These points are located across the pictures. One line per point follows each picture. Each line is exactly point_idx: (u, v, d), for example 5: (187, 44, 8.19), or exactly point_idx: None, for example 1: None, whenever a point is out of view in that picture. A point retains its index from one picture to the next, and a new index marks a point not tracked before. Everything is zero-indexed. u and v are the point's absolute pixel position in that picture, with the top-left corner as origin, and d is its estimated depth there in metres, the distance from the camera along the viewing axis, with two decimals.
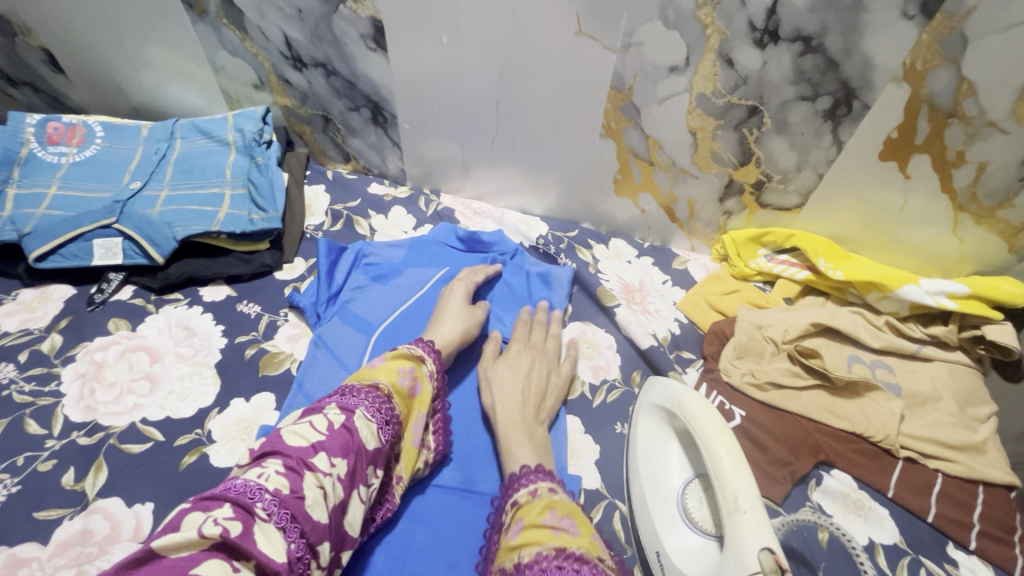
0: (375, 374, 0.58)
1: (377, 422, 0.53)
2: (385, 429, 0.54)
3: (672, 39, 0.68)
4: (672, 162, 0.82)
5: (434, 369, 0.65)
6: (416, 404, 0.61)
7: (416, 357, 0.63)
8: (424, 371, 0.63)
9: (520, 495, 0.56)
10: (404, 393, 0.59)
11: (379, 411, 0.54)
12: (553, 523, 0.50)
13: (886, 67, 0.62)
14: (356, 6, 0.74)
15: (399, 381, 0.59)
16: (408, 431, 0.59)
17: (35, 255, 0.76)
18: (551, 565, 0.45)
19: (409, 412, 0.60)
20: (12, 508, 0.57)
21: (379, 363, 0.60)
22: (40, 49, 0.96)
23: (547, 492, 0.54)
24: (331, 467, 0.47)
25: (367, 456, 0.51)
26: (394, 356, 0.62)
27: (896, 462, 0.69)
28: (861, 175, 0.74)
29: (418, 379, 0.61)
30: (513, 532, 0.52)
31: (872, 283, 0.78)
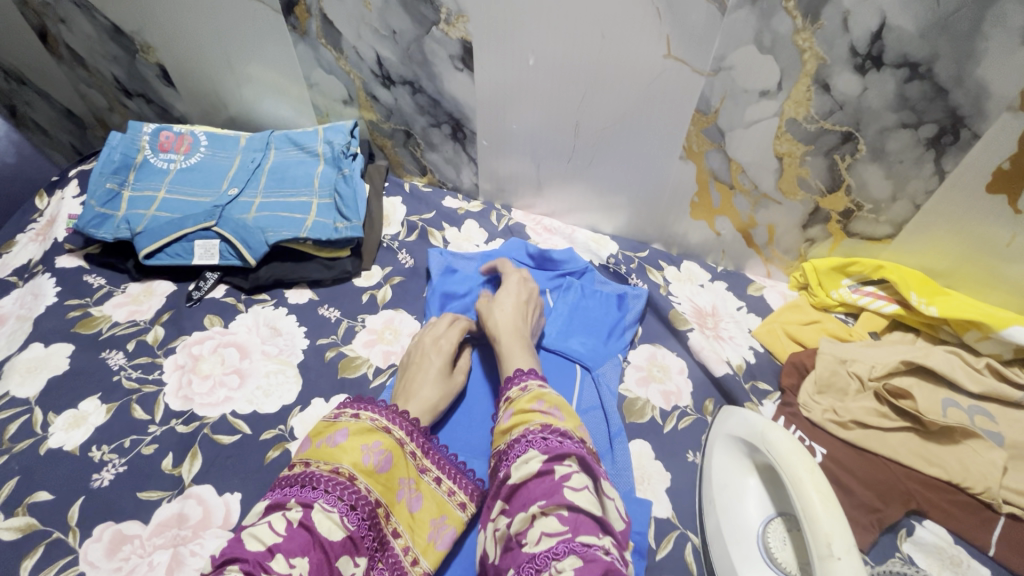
0: (338, 455, 0.56)
1: (340, 511, 0.52)
2: (352, 514, 0.52)
3: (766, 63, 0.67)
4: (755, 186, 0.80)
5: (402, 432, 0.61)
6: (396, 471, 0.58)
7: (381, 428, 0.60)
8: (393, 440, 0.60)
9: (512, 391, 0.63)
10: (374, 470, 0.56)
11: (340, 498, 0.52)
12: (542, 409, 0.59)
13: (1002, 95, 0.59)
14: (448, 28, 0.78)
15: (364, 459, 0.56)
16: (398, 501, 0.58)
17: (145, 252, 0.82)
18: (537, 436, 0.55)
19: (388, 483, 0.57)
20: (119, 486, 0.62)
21: (341, 439, 0.57)
22: (156, 64, 1.05)
23: (536, 387, 0.62)
24: (289, 568, 0.47)
25: (335, 548, 0.50)
26: (359, 430, 0.59)
27: (998, 518, 0.64)
28: (964, 207, 0.70)
29: (387, 453, 0.58)
30: (505, 417, 0.60)
31: (971, 321, 0.73)
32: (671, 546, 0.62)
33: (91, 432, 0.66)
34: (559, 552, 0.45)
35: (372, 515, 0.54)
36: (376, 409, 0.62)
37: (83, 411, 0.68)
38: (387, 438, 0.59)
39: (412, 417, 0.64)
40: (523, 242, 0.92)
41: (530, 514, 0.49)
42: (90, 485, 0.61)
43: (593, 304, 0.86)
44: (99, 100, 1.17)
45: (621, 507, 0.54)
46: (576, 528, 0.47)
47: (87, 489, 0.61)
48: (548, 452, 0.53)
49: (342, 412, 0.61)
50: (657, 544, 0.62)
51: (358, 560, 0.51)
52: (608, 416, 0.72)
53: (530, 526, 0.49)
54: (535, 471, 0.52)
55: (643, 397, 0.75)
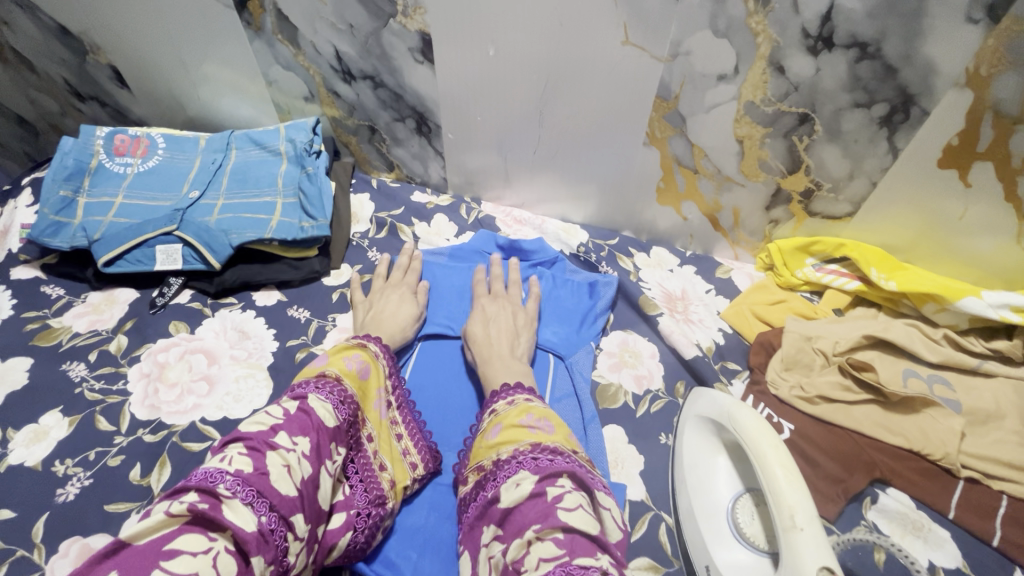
0: (323, 365, 0.61)
1: (332, 402, 0.56)
2: (341, 406, 0.57)
3: (722, 48, 0.67)
4: (718, 170, 0.81)
5: (379, 350, 0.69)
6: (373, 382, 0.65)
7: (358, 344, 0.67)
8: (370, 354, 0.67)
9: (498, 406, 0.64)
10: (356, 375, 0.63)
11: (332, 393, 0.57)
12: (530, 423, 0.59)
13: (949, 73, 0.61)
14: (405, 20, 0.76)
15: (347, 366, 0.62)
16: (371, 409, 0.63)
17: (104, 260, 0.80)
18: (527, 457, 0.55)
19: (366, 390, 0.63)
20: (85, 499, 0.60)
21: (323, 359, 0.63)
22: (107, 66, 1.01)
23: (523, 400, 0.63)
24: (293, 444, 0.50)
25: (329, 433, 0.54)
26: (338, 349, 0.65)
27: (957, 482, 0.67)
28: (918, 183, 0.72)
29: (366, 364, 0.65)
30: (493, 433, 0.60)
31: (928, 294, 0.75)
32: (646, 528, 0.63)
33: (54, 446, 0.64)
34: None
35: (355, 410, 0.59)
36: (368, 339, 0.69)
37: (44, 426, 0.66)
38: (367, 353, 0.67)
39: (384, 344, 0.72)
40: (493, 235, 0.92)
41: (526, 539, 0.48)
42: (54, 500, 0.60)
43: (566, 296, 0.86)
44: (50, 104, 1.13)
45: (618, 517, 0.53)
46: (572, 551, 0.45)
47: (51, 504, 0.60)
48: (539, 471, 0.53)
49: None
50: (632, 526, 0.63)
51: (341, 449, 0.56)
52: (582, 402, 0.73)
53: (527, 553, 0.47)
54: (528, 493, 0.51)
55: (616, 382, 0.76)
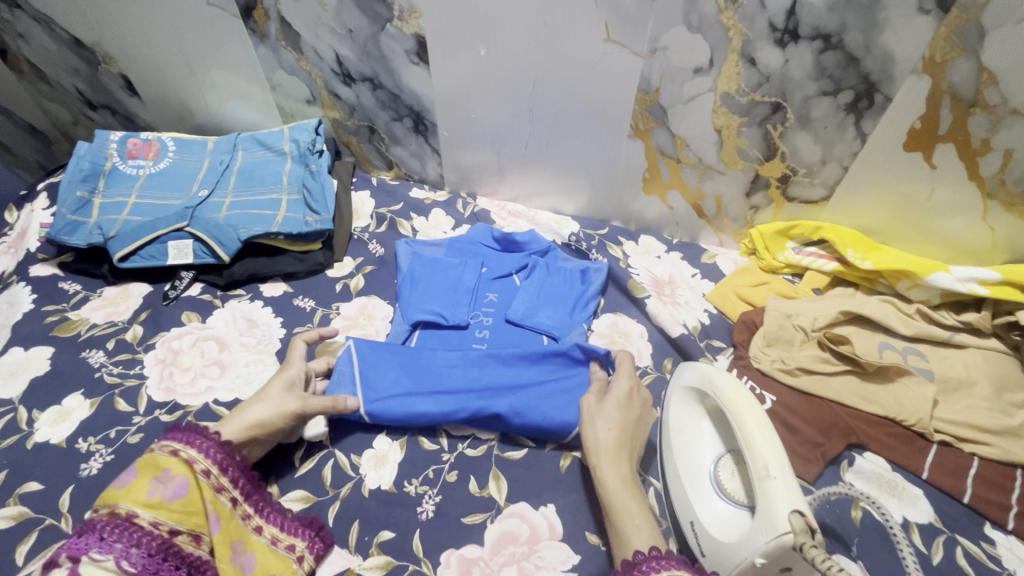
0: (119, 498, 0.50)
1: (119, 554, 0.46)
2: (135, 553, 0.47)
3: (696, 42, 0.72)
4: (699, 158, 0.85)
5: (193, 452, 0.55)
6: (194, 494, 0.53)
7: (170, 453, 0.54)
8: (186, 461, 0.54)
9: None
10: (163, 501, 0.51)
11: (120, 545, 0.47)
12: None
13: (907, 61, 0.66)
14: (401, 24, 0.82)
15: (148, 493, 0.51)
16: (202, 524, 0.53)
17: (119, 255, 0.85)
18: None
19: (185, 508, 0.52)
20: (107, 473, 0.64)
21: (127, 480, 0.52)
22: (119, 75, 1.07)
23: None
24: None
25: None
26: (142, 464, 0.53)
27: (931, 445, 0.70)
28: (887, 166, 0.77)
29: (176, 478, 0.53)
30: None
31: (902, 271, 0.79)
32: None
33: (77, 426, 0.68)
34: None
35: (166, 545, 0.50)
36: (187, 438, 0.56)
37: (67, 407, 0.70)
38: (186, 465, 0.54)
39: (232, 446, 0.58)
40: (488, 227, 0.96)
41: None
42: (78, 473, 0.64)
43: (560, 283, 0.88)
44: (63, 114, 1.18)
45: None
46: None
47: (76, 477, 0.63)
48: None
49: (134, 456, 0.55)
50: None
51: None
52: None
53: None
54: None
55: None
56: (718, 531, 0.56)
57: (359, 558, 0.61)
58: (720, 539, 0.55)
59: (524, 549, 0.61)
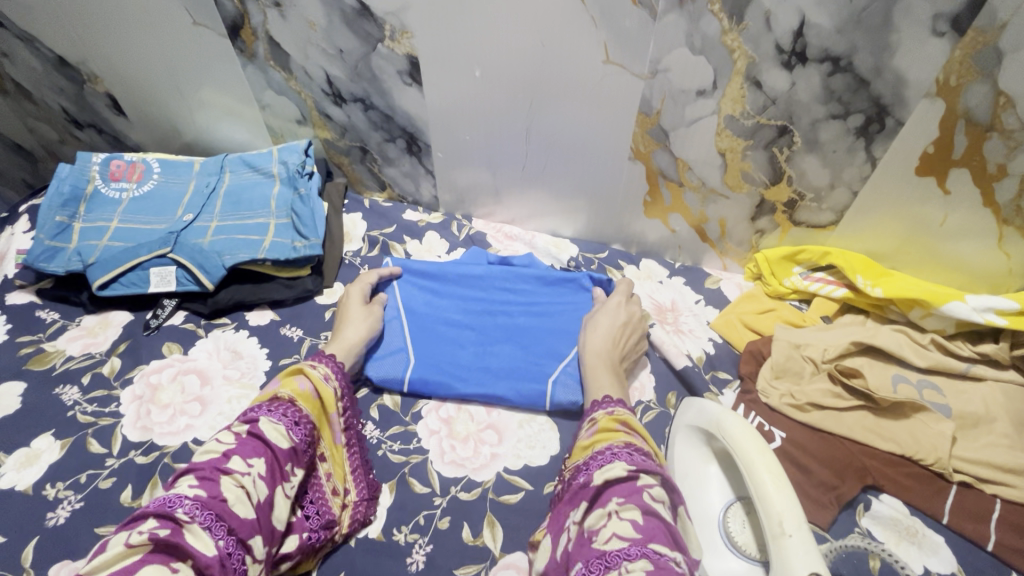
0: (276, 389, 0.61)
1: (286, 424, 0.57)
2: (297, 429, 0.58)
3: (699, 64, 0.69)
4: (702, 182, 0.82)
5: (328, 369, 0.66)
6: (326, 399, 0.63)
7: (309, 366, 0.65)
8: (320, 374, 0.64)
9: (598, 413, 0.62)
10: (312, 395, 0.62)
11: (285, 415, 0.58)
12: (626, 431, 0.59)
13: (919, 84, 0.63)
14: (393, 44, 0.79)
15: (301, 386, 0.61)
16: (326, 431, 0.63)
17: (98, 283, 0.81)
18: (623, 450, 0.55)
19: (323, 406, 0.62)
20: (76, 522, 0.60)
21: (274, 384, 0.62)
22: (105, 94, 1.04)
23: (623, 411, 0.62)
24: (248, 466, 0.52)
25: (284, 455, 0.56)
26: (290, 372, 0.63)
27: (950, 486, 0.67)
28: (898, 191, 0.74)
29: (320, 384, 0.63)
30: (590, 433, 0.60)
31: (915, 300, 0.76)
32: None
33: (45, 470, 0.64)
34: (630, 552, 0.45)
35: (310, 433, 0.59)
36: (322, 359, 0.67)
37: (36, 449, 0.66)
38: (320, 377, 0.64)
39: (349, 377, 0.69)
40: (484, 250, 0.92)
41: (607, 510, 0.50)
42: (45, 523, 0.60)
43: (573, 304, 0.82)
44: (49, 133, 1.15)
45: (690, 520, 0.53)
46: (649, 535, 0.47)
47: (42, 528, 0.60)
48: (635, 463, 0.53)
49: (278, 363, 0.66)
50: None
51: (297, 470, 0.57)
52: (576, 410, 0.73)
53: (604, 523, 0.49)
54: (621, 477, 0.52)
55: None
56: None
57: None
58: None
59: None
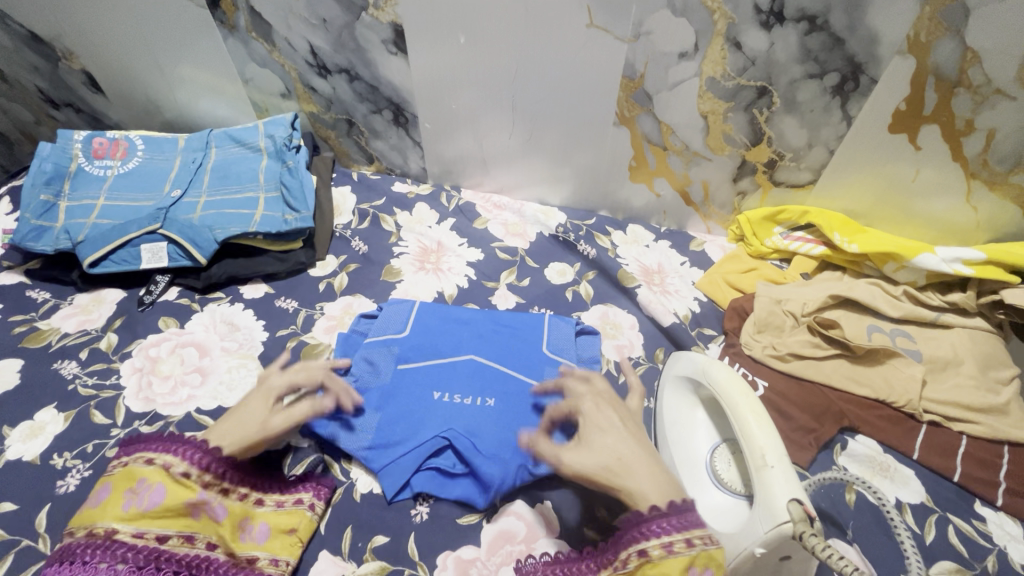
0: (95, 516, 0.51)
1: (106, 570, 0.47)
2: (136, 571, 0.48)
3: (680, 26, 0.71)
4: (685, 145, 0.84)
5: (174, 457, 0.54)
6: (175, 497, 0.53)
7: (137, 462, 0.54)
8: (156, 470, 0.53)
9: (650, 546, 0.46)
10: (139, 512, 0.51)
11: (101, 561, 0.48)
12: None
13: (892, 41, 0.65)
14: (377, 12, 0.79)
15: (123, 507, 0.51)
16: (197, 522, 0.54)
17: (90, 261, 0.81)
18: None
19: (166, 514, 0.52)
20: (86, 489, 0.61)
21: (102, 495, 0.52)
22: (81, 71, 1.02)
23: (681, 545, 0.46)
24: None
25: None
26: (119, 477, 0.53)
27: (921, 426, 0.71)
28: (874, 149, 0.76)
29: (151, 487, 0.52)
30: None
31: (889, 254, 0.79)
32: None
33: (51, 441, 0.65)
34: None
35: (154, 554, 0.50)
36: (164, 445, 0.55)
37: (40, 421, 0.67)
38: (160, 473, 0.53)
39: (212, 447, 0.57)
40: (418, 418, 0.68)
41: None
42: (56, 491, 0.61)
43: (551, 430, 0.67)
44: (25, 114, 1.13)
45: None
46: None
47: (53, 495, 0.61)
48: None
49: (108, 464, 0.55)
50: None
51: None
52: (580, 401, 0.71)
53: None
54: None
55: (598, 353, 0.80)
56: (720, 519, 0.55)
57: (353, 565, 0.59)
58: (718, 530, 0.55)
59: (521, 547, 0.61)
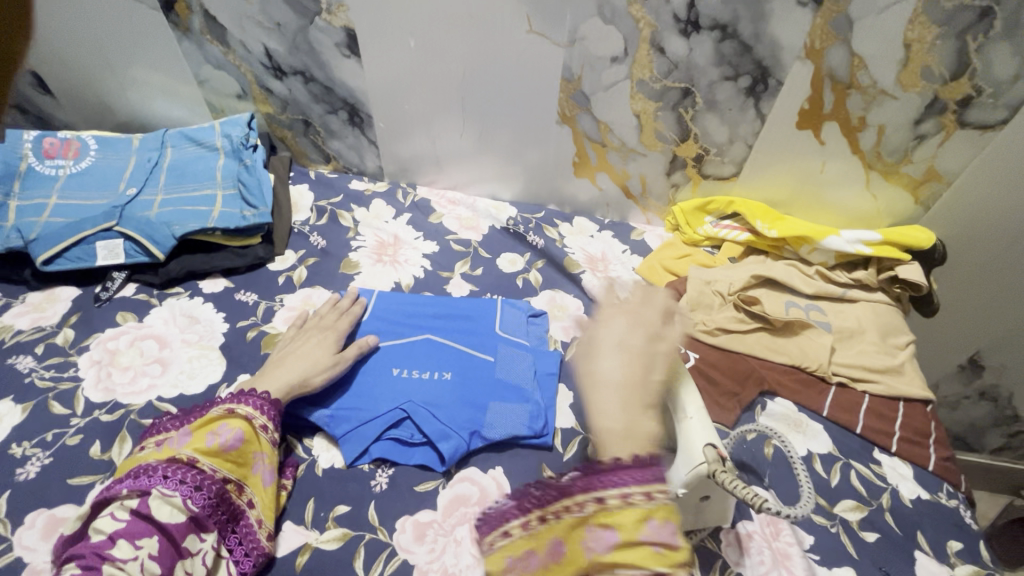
0: (180, 449, 0.59)
1: (182, 493, 0.55)
2: (197, 494, 0.55)
3: (611, 33, 0.78)
4: (622, 142, 0.92)
5: (250, 409, 0.63)
6: (248, 446, 0.61)
7: (225, 412, 0.62)
8: (244, 423, 0.62)
9: (609, 496, 0.50)
10: (220, 451, 0.59)
11: (182, 481, 0.55)
12: (652, 538, 0.47)
13: (792, 48, 0.74)
14: (330, 17, 0.83)
15: (208, 444, 0.59)
16: (251, 475, 0.61)
17: (42, 259, 0.81)
18: None
19: (238, 459, 0.60)
20: (47, 476, 0.63)
21: (183, 440, 0.60)
22: (28, 72, 1.01)
23: (642, 501, 0.49)
24: (135, 550, 0.51)
25: (178, 527, 0.54)
26: (202, 424, 0.61)
27: (829, 387, 0.80)
28: (786, 144, 0.86)
29: (237, 436, 0.61)
30: (607, 540, 0.48)
31: (802, 237, 0.89)
32: (574, 450, 0.72)
33: (9, 432, 0.66)
34: None
35: (220, 492, 0.57)
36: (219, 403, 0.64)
37: None
38: (243, 422, 0.62)
39: (272, 398, 0.66)
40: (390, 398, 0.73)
41: None
42: (15, 478, 0.62)
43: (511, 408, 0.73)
44: None
45: None
46: None
47: (12, 483, 0.62)
48: None
49: (182, 420, 0.63)
50: (561, 452, 0.72)
51: (205, 536, 0.55)
52: (537, 376, 0.78)
53: None
54: None
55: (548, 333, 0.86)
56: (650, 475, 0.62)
57: (316, 533, 0.63)
58: None
59: (474, 509, 0.66)
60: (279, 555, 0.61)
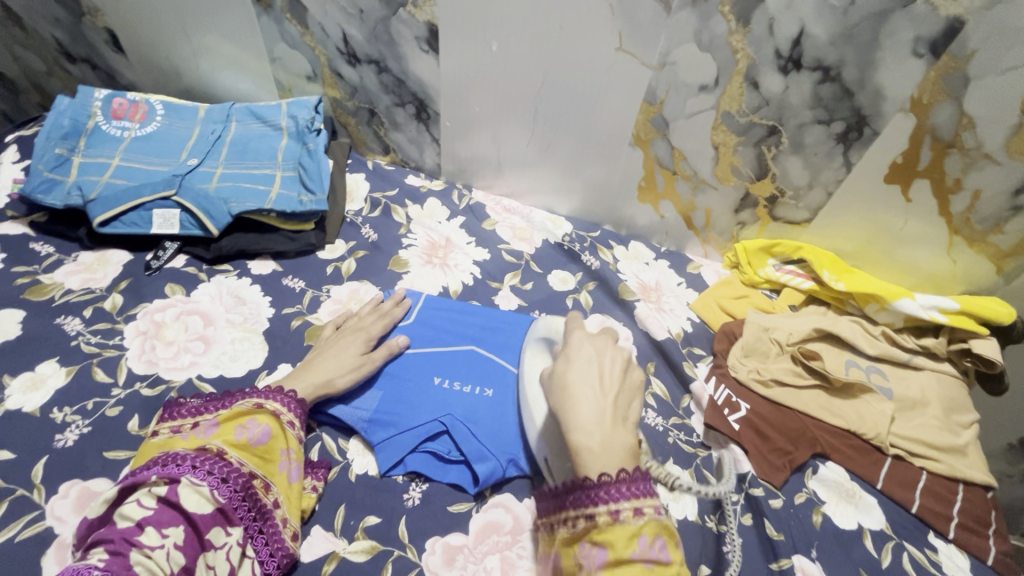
0: (207, 441, 0.57)
1: (210, 484, 0.52)
2: (224, 486, 0.53)
3: (705, 61, 0.75)
4: (695, 172, 0.88)
5: (279, 404, 0.62)
6: (275, 442, 0.60)
7: (254, 405, 0.61)
8: (271, 417, 0.61)
9: (599, 513, 0.47)
10: (248, 444, 0.58)
11: (210, 472, 0.53)
12: (643, 555, 0.45)
13: (897, 99, 0.70)
14: (415, 10, 0.81)
15: (236, 437, 0.58)
16: (277, 472, 0.59)
17: (99, 220, 0.81)
18: None
19: (265, 455, 0.59)
20: (85, 446, 0.62)
21: (210, 430, 0.58)
22: (104, 29, 1.02)
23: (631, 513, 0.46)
24: (162, 538, 0.47)
25: (206, 517, 0.50)
26: (228, 416, 0.60)
27: (886, 458, 0.76)
28: (870, 197, 0.81)
29: (264, 431, 0.59)
30: (597, 560, 0.46)
31: (872, 295, 0.85)
32: None
33: (52, 394, 0.66)
34: None
35: (247, 487, 0.55)
36: (255, 395, 0.63)
37: (41, 374, 0.67)
38: (271, 417, 0.61)
39: (299, 397, 0.65)
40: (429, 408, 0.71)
41: None
42: (54, 444, 0.62)
43: None
44: (37, 63, 1.11)
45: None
46: None
47: (50, 448, 0.61)
48: None
49: (207, 408, 0.62)
50: None
51: (231, 530, 0.52)
52: None
53: None
54: None
55: None
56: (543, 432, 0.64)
57: (344, 542, 0.61)
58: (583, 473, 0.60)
59: (507, 539, 0.63)
60: (306, 559, 0.59)
